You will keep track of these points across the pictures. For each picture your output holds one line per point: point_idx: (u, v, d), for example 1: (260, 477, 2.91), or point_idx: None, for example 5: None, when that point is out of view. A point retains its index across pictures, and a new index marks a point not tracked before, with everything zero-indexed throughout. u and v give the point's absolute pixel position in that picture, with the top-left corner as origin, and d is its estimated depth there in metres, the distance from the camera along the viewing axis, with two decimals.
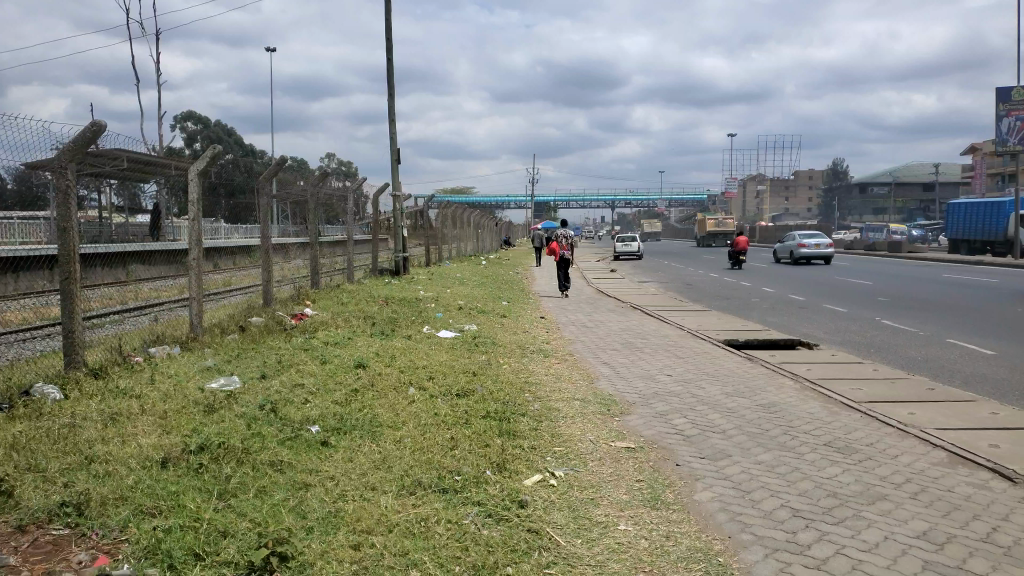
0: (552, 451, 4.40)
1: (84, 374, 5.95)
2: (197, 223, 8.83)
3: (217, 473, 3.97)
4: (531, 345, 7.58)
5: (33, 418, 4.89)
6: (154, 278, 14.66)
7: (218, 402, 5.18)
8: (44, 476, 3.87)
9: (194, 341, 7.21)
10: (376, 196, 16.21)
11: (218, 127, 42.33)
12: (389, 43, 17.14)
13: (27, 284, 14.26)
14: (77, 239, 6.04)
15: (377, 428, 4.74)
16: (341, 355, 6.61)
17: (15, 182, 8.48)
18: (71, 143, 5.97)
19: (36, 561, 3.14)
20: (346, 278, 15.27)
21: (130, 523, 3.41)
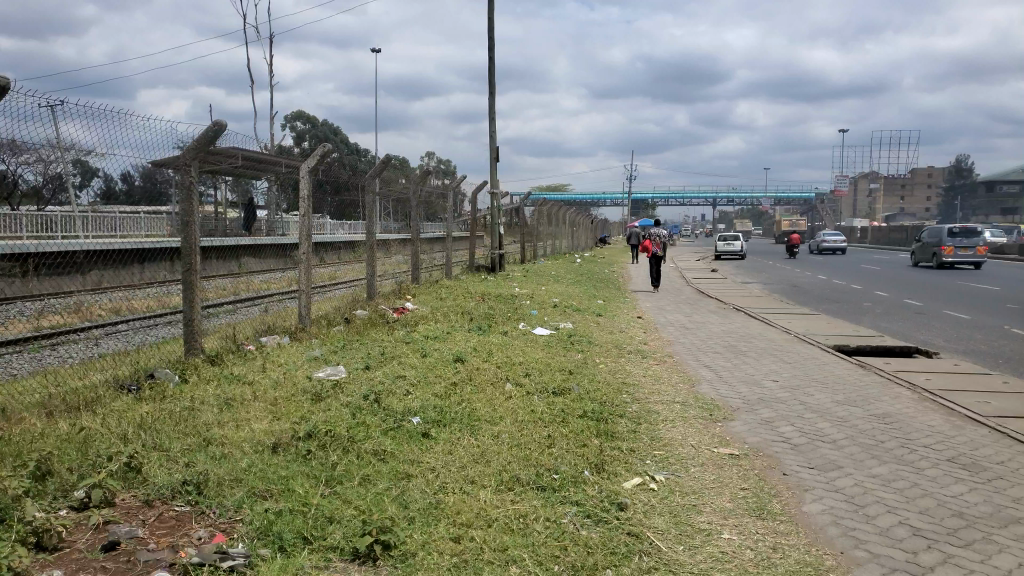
0: (652, 454, 4.33)
1: (202, 360, 6.29)
2: (307, 219, 9.20)
3: (324, 460, 4.10)
4: (629, 345, 7.49)
5: (157, 400, 5.20)
6: (265, 271, 15.36)
7: (324, 391, 5.37)
8: (167, 455, 4.11)
9: (302, 332, 7.49)
10: (474, 194, 16.41)
11: (325, 126, 43.92)
12: (491, 42, 17.32)
13: (151, 274, 15.22)
14: (198, 233, 6.39)
15: (475, 422, 4.78)
16: (441, 348, 6.71)
17: (141, 179, 9.03)
18: (196, 142, 6.32)
19: (161, 535, 3.34)
20: (445, 274, 15.54)
21: (244, 504, 3.58)
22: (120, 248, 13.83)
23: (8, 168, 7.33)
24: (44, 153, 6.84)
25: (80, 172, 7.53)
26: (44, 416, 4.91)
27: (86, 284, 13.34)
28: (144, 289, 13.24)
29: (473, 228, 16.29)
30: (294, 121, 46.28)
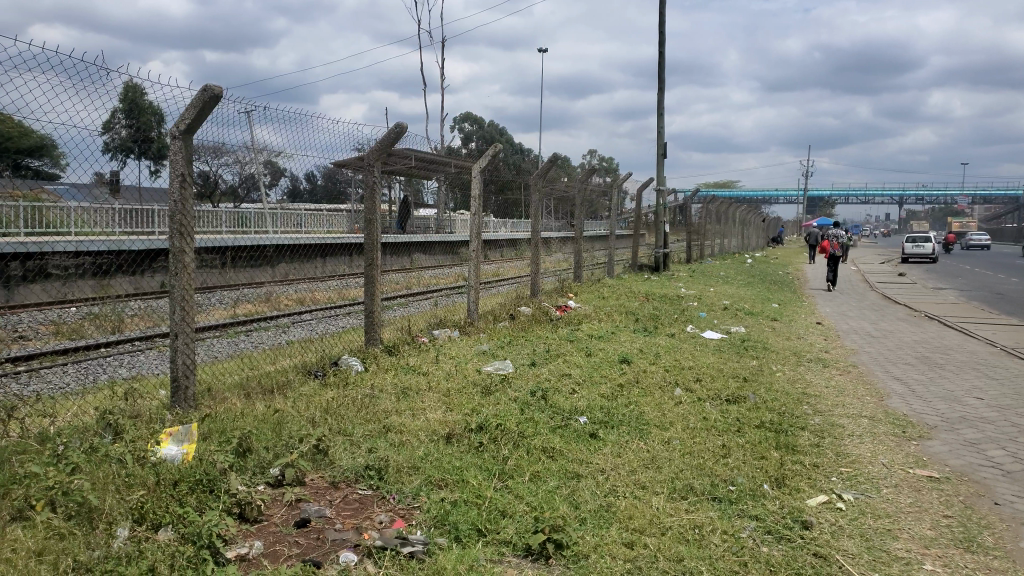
0: (839, 471, 4.04)
1: (380, 350, 6.61)
2: (477, 217, 9.44)
3: (495, 454, 4.17)
4: (808, 353, 7.04)
5: (341, 386, 5.53)
6: (433, 267, 15.96)
7: (493, 385, 5.47)
8: (351, 439, 4.34)
9: (470, 327, 7.70)
10: (639, 192, 16.15)
11: (491, 127, 45.16)
12: (661, 38, 17.02)
13: (332, 268, 16.29)
14: (379, 230, 6.72)
15: (645, 425, 4.68)
16: (608, 348, 6.65)
17: (325, 179, 9.64)
18: (379, 143, 6.64)
19: (346, 515, 3.52)
20: (609, 273, 15.41)
21: (421, 492, 3.70)
22: (305, 243, 14.88)
23: (214, 170, 8.07)
24: (243, 155, 7.45)
25: (274, 173, 8.15)
26: (243, 396, 5.35)
27: (273, 275, 14.17)
28: (326, 281, 14.17)
29: (637, 227, 16.02)
30: (463, 122, 47.93)
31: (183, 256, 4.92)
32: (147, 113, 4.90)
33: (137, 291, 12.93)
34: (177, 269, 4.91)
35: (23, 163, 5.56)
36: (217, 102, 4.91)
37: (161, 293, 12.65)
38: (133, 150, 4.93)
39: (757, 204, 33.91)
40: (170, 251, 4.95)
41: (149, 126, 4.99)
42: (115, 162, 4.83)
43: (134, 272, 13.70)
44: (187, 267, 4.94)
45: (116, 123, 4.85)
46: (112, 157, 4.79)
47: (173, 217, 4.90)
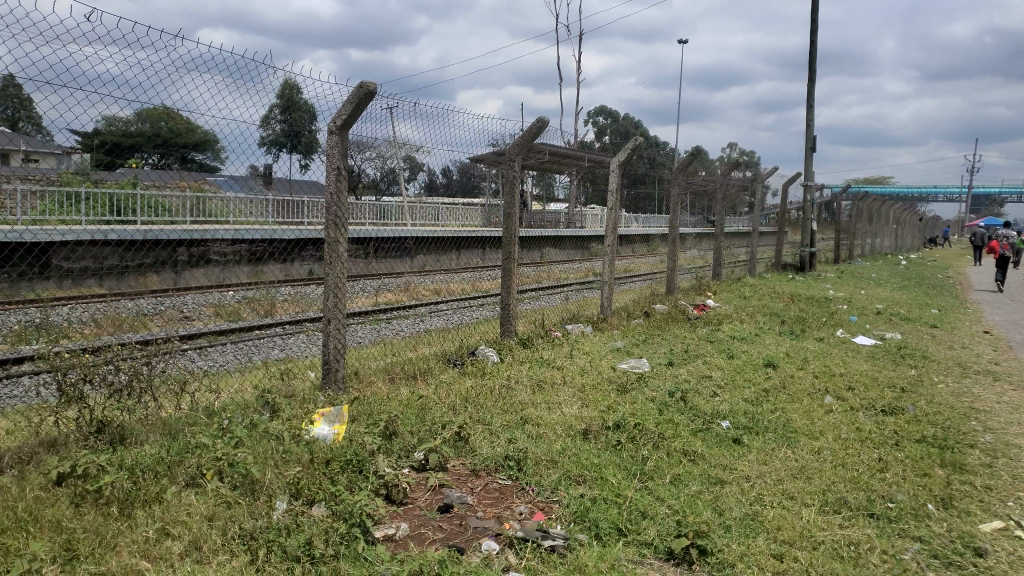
0: (1015, 496, 3.68)
1: (515, 342, 6.67)
2: (614, 212, 9.33)
3: (634, 453, 4.10)
4: (975, 365, 6.47)
5: (479, 376, 5.63)
6: (564, 262, 15.98)
7: (630, 383, 5.39)
8: (490, 429, 4.40)
9: (604, 322, 7.65)
10: (784, 187, 15.46)
11: (626, 121, 44.67)
12: (813, 26, 16.20)
13: (466, 259, 16.65)
14: (518, 224, 6.79)
15: (792, 433, 4.47)
16: (750, 351, 6.40)
17: (461, 173, 9.83)
18: (521, 137, 6.70)
19: (488, 504, 3.57)
20: (746, 272, 14.85)
21: (560, 486, 3.69)
22: (441, 235, 15.29)
23: (362, 164, 8.42)
24: (388, 149, 7.72)
25: (416, 168, 8.41)
26: (387, 381, 5.56)
27: (413, 265, 15.12)
28: (460, 273, 14.51)
29: (780, 224, 15.34)
30: (598, 116, 47.69)
31: (336, 246, 5.17)
32: (300, 111, 5.18)
33: (287, 277, 13.74)
34: (330, 257, 5.16)
35: (191, 157, 6.03)
36: (371, 99, 5.11)
37: (309, 280, 13.38)
38: (284, 144, 5.23)
39: (912, 202, 31.66)
40: (324, 240, 5.21)
41: (300, 124, 5.28)
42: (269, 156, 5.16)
43: (285, 260, 14.56)
44: (339, 256, 5.18)
45: (273, 119, 5.17)
46: (268, 151, 5.10)
47: (329, 209, 5.16)
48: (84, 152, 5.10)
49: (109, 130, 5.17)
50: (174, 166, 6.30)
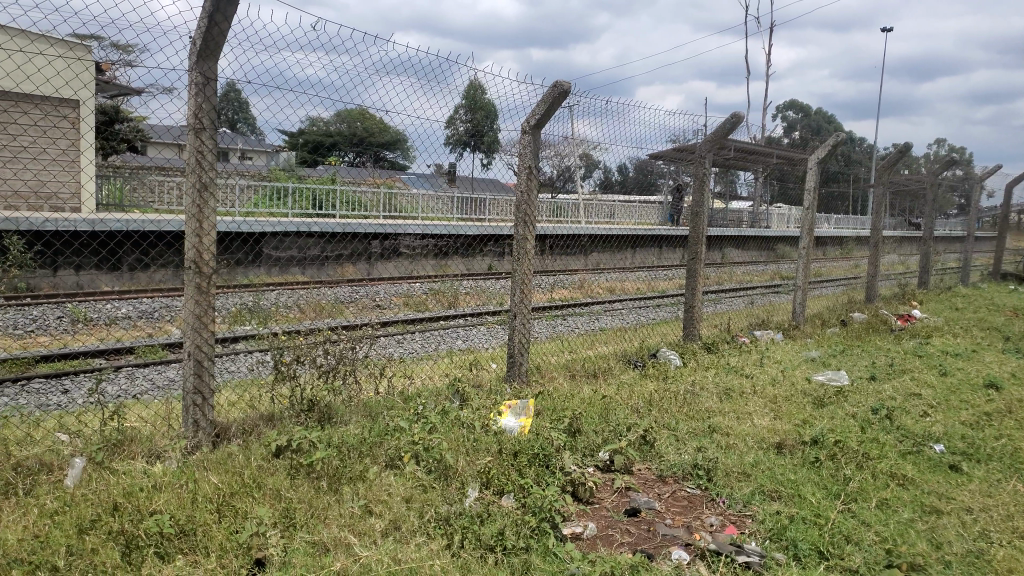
0: None
1: (699, 346, 6.48)
2: (809, 212, 8.81)
3: (835, 473, 3.83)
4: None
5: (661, 378, 5.52)
6: (746, 264, 15.34)
7: (828, 396, 5.05)
8: (676, 434, 4.30)
9: (795, 330, 7.24)
10: (1005, 187, 13.89)
11: (818, 116, 42.13)
12: None
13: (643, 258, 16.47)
14: (706, 224, 6.60)
15: (1022, 464, 3.98)
16: (968, 369, 5.79)
17: (638, 171, 9.69)
18: (715, 132, 6.48)
19: (676, 512, 3.49)
20: (956, 280, 13.49)
21: (753, 500, 3.53)
22: (618, 233, 15.19)
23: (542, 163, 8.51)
24: (569, 147, 7.76)
25: (598, 168, 8.37)
26: (569, 377, 5.59)
27: (588, 263, 15.38)
28: (636, 272, 14.37)
29: (999, 228, 13.79)
30: (787, 111, 45.31)
31: (524, 243, 5.26)
32: (482, 110, 5.21)
33: (468, 271, 14.25)
34: (518, 254, 5.27)
35: (382, 156, 6.36)
36: (565, 97, 5.15)
37: (488, 274, 13.80)
38: (468, 144, 5.20)
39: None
40: (514, 238, 5.32)
41: (482, 124, 5.29)
42: (454, 155, 5.16)
43: (466, 254, 15.08)
44: (527, 253, 5.28)
45: (457, 119, 5.16)
46: (454, 150, 5.11)
47: (519, 207, 5.29)
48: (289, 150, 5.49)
49: (311, 131, 5.57)
50: (367, 164, 6.71)
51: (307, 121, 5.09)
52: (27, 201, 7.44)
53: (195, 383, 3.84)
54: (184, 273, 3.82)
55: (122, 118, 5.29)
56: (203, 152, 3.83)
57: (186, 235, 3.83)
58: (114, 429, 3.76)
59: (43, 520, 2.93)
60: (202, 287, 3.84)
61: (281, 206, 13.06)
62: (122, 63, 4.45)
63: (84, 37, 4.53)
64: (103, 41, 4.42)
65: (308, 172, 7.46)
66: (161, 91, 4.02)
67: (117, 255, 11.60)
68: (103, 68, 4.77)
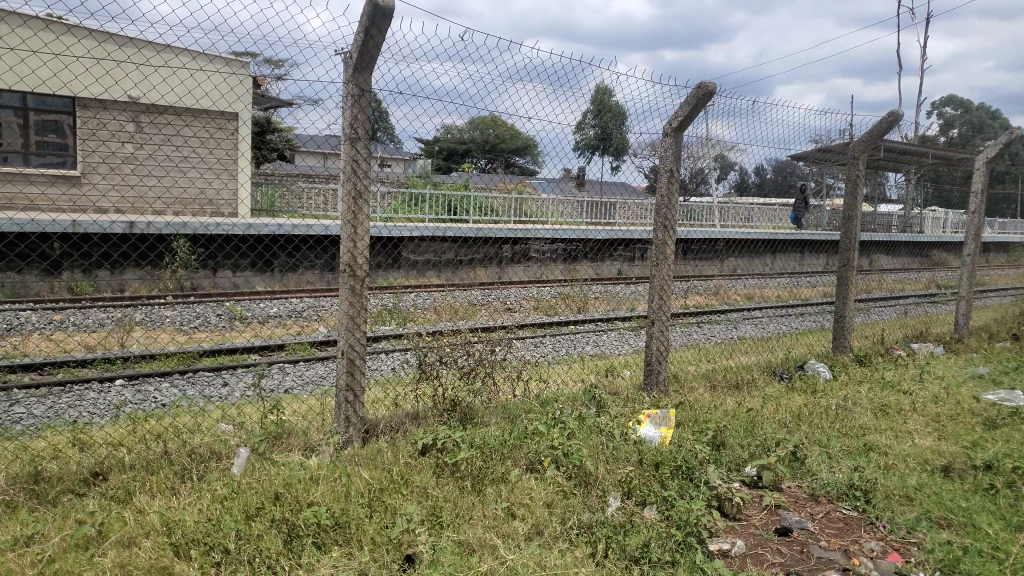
0: None
1: (849, 358, 6.12)
2: (975, 215, 8.12)
3: (1013, 502, 3.50)
4: None
5: (809, 392, 5.24)
6: (897, 271, 14.38)
7: (1000, 418, 4.62)
8: (828, 452, 4.07)
9: (959, 344, 6.69)
10: None
11: (980, 112, 38.97)
12: None
13: (781, 264, 15.79)
14: (858, 230, 6.27)
15: None
16: None
17: (778, 174, 9.29)
18: (870, 133, 6.09)
19: (831, 534, 3.30)
20: None
21: (919, 527, 3.28)
22: (755, 238, 14.65)
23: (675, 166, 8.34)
24: (703, 149, 7.57)
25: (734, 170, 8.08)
26: (710, 388, 5.42)
27: (723, 268, 14.91)
28: (775, 279, 13.80)
29: None
30: (944, 107, 42.17)
31: (664, 248, 5.16)
32: (611, 113, 5.22)
33: (598, 276, 14.18)
34: (658, 260, 5.17)
35: (514, 161, 6.46)
36: (710, 99, 5.01)
37: (620, 279, 13.67)
38: (598, 148, 5.18)
39: None
40: (653, 242, 5.23)
41: (610, 126, 5.27)
42: (583, 160, 5.17)
43: (596, 259, 15.00)
44: (667, 257, 5.18)
45: (586, 124, 5.17)
46: (582, 155, 5.13)
47: (659, 211, 5.20)
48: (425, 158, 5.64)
49: (447, 138, 5.73)
50: (499, 169, 6.83)
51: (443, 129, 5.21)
52: (192, 206, 8.07)
53: (348, 380, 4.02)
54: (340, 276, 4.02)
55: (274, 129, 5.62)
56: (357, 160, 4.00)
57: (342, 240, 4.02)
58: (273, 423, 3.99)
59: (215, 505, 3.14)
60: (355, 288, 4.02)
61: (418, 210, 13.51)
62: (273, 77, 4.72)
63: (244, 54, 4.84)
64: (259, 57, 4.71)
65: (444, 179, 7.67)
66: (311, 103, 4.22)
67: (269, 257, 12.36)
68: (258, 83, 5.07)
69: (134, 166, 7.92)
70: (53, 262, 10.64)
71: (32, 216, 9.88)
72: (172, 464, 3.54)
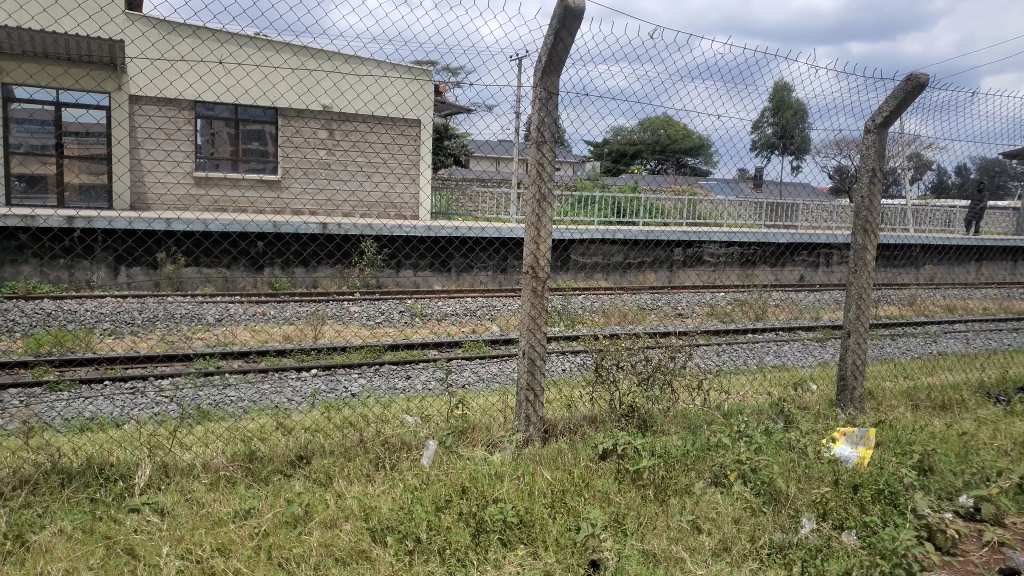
0: None
1: None
2: None
3: None
4: None
5: None
6: None
7: None
8: None
9: None
10: None
11: None
12: None
13: (988, 273, 14.32)
14: None
15: None
16: None
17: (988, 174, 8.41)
18: None
19: None
20: None
21: None
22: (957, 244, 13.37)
23: None
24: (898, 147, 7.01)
25: (933, 170, 7.41)
26: (912, 407, 4.98)
27: (919, 276, 13.73)
28: (980, 289, 12.51)
29: None
30: None
31: (864, 253, 4.81)
32: (791, 110, 5.04)
33: (776, 282, 13.53)
34: (857, 266, 4.83)
35: (686, 162, 6.31)
36: (921, 91, 4.61)
37: (801, 286, 12.95)
38: (777, 147, 5.05)
39: None
40: (851, 247, 4.89)
41: (791, 124, 5.11)
42: (762, 160, 5.02)
43: (774, 264, 14.31)
44: (866, 263, 4.82)
45: (765, 123, 5.02)
46: (760, 155, 4.98)
47: (859, 214, 4.85)
48: (596, 161, 5.61)
49: (618, 140, 5.71)
50: (671, 172, 6.70)
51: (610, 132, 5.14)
52: (378, 209, 8.57)
53: (528, 379, 4.07)
54: (522, 277, 4.08)
55: (452, 135, 5.82)
56: (543, 164, 4.04)
57: (526, 243, 4.08)
58: (458, 418, 4.12)
59: (406, 494, 3.28)
60: (537, 289, 4.06)
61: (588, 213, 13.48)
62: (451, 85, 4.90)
63: (425, 64, 5.06)
64: (438, 65, 4.90)
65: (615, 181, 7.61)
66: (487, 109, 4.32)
67: (446, 258, 12.84)
68: (437, 90, 5.24)
69: (329, 170, 8.50)
70: (258, 260, 11.71)
71: (241, 217, 10.90)
72: (367, 452, 3.74)
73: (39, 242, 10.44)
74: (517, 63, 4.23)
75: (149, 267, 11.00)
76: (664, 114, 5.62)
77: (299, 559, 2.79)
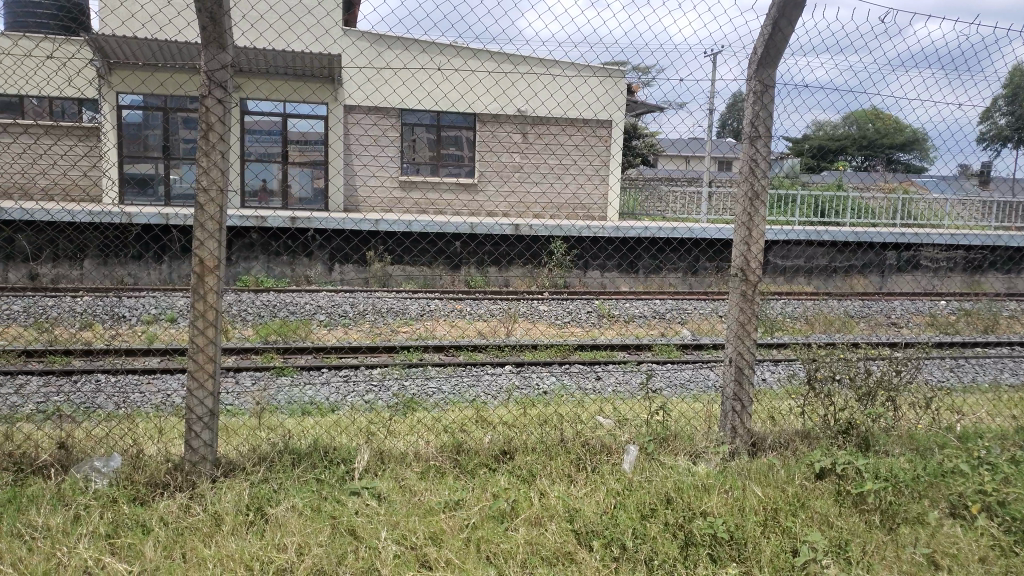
0: None
1: None
2: None
3: None
4: None
5: None
6: None
7: None
8: None
9: None
10: None
11: None
12: None
13: None
14: None
15: None
16: None
17: None
18: None
19: None
20: None
21: None
22: None
23: None
24: None
25: None
26: None
27: None
28: None
29: None
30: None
31: None
32: None
33: (1010, 290, 12.00)
34: None
35: (900, 157, 5.76)
36: None
37: None
38: (1010, 139, 4.45)
39: None
40: None
41: None
42: (992, 154, 4.46)
43: (1006, 270, 12.73)
44: None
45: (997, 112, 4.45)
46: (988, 149, 4.44)
47: None
48: (799, 158, 5.26)
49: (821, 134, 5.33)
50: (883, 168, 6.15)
51: (812, 129, 4.79)
52: (568, 210, 8.62)
53: (735, 389, 3.88)
54: (731, 279, 3.89)
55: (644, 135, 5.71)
56: (755, 160, 3.83)
57: (735, 243, 3.89)
58: (661, 425, 4.00)
59: (610, 498, 3.23)
60: (747, 293, 3.85)
61: (787, 213, 12.76)
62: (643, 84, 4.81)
63: (617, 64, 5.01)
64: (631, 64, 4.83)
65: (817, 179, 7.13)
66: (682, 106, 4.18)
67: (635, 259, 12.67)
68: (629, 90, 5.16)
69: (522, 172, 8.67)
70: (455, 259, 12.19)
71: (441, 217, 11.41)
72: (568, 451, 3.73)
73: (266, 240, 11.55)
74: (718, 57, 4.02)
75: (361, 264, 11.83)
76: (873, 106, 5.17)
77: (506, 555, 2.82)
